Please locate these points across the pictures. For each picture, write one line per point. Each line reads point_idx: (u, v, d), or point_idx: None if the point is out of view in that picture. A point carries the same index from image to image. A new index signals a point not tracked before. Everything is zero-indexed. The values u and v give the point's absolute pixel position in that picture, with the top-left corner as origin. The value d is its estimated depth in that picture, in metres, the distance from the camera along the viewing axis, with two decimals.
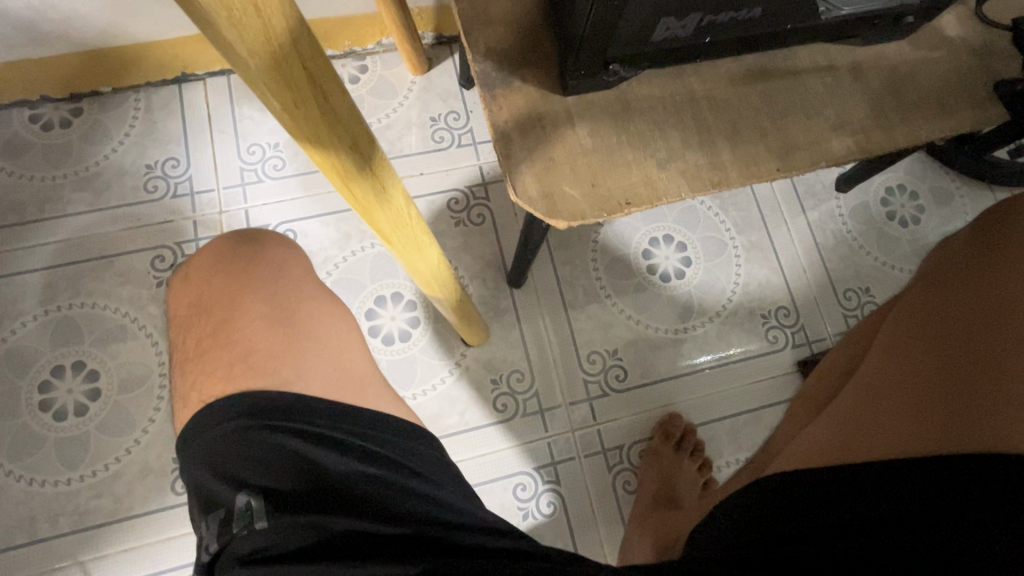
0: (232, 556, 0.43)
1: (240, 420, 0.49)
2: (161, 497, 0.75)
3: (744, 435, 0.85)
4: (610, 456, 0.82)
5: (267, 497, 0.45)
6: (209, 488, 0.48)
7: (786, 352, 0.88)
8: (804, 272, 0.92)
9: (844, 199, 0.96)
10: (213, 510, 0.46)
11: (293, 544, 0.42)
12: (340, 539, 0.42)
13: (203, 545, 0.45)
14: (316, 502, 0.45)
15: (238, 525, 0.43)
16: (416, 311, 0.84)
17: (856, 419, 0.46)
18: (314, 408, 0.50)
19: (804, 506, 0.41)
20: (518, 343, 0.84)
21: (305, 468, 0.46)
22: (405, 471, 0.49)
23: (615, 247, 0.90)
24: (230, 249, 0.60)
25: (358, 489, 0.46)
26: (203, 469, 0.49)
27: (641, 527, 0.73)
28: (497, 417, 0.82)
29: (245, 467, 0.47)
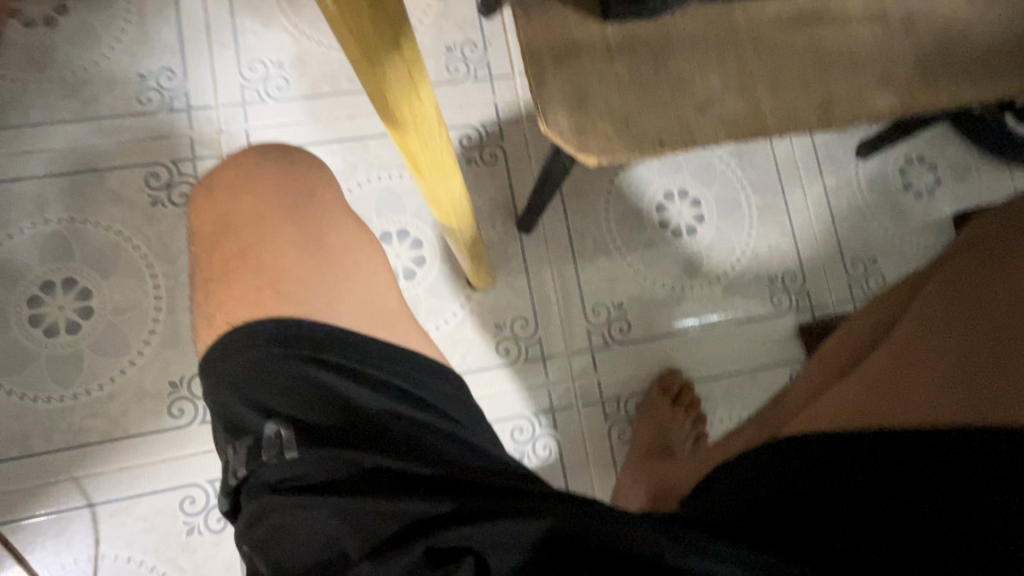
0: (263, 483, 0.44)
1: (268, 346, 0.49)
2: (157, 419, 0.74)
3: (739, 393, 0.86)
4: (607, 406, 0.83)
5: (296, 427, 0.46)
6: (233, 411, 0.48)
7: (789, 316, 0.88)
8: (815, 237, 0.91)
9: (863, 166, 0.94)
10: (239, 433, 0.47)
11: (324, 478, 0.43)
12: (370, 474, 0.43)
13: (230, 468, 0.47)
14: (345, 435, 0.45)
15: (267, 453, 0.45)
16: (421, 250, 0.82)
17: (878, 393, 0.48)
18: (339, 337, 0.50)
19: (822, 464, 0.43)
20: (524, 289, 0.83)
21: (334, 400, 0.47)
22: (427, 410, 0.48)
23: (629, 199, 0.88)
24: (261, 167, 0.57)
25: (388, 426, 0.46)
26: (223, 392, 0.49)
27: (634, 473, 0.75)
28: (498, 361, 0.81)
29: (274, 395, 0.47)
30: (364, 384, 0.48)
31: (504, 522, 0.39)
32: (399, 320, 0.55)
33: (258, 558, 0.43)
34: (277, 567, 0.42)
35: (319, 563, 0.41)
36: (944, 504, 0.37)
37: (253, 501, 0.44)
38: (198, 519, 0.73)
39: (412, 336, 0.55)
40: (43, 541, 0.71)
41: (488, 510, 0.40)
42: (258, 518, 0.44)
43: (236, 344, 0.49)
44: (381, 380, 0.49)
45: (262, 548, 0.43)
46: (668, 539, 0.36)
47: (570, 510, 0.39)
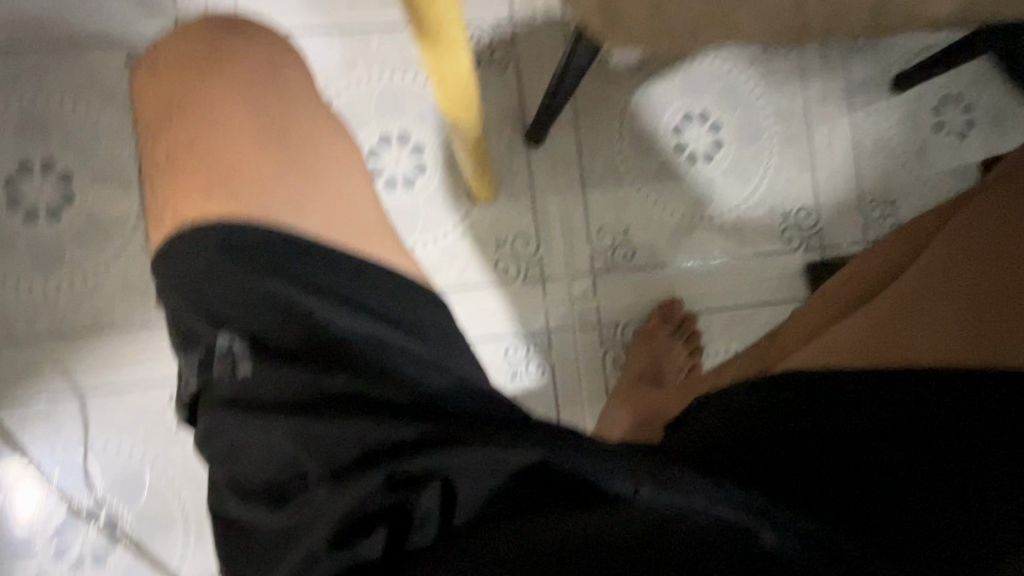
0: (218, 396, 0.43)
1: (220, 254, 0.45)
2: (143, 314, 0.72)
3: (738, 328, 0.85)
4: (604, 332, 0.82)
5: (249, 342, 0.43)
6: (185, 321, 0.46)
7: (798, 254, 0.86)
8: (835, 174, 0.87)
9: (896, 101, 0.89)
10: (192, 343, 0.45)
11: (278, 398, 0.42)
12: (329, 399, 0.41)
13: (187, 375, 0.45)
14: (305, 356, 0.43)
15: (219, 367, 0.43)
16: (422, 157, 0.77)
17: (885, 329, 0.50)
18: (296, 247, 0.46)
19: (814, 405, 0.43)
20: (527, 207, 0.79)
21: (288, 315, 0.44)
22: (387, 326, 0.44)
23: (645, 118, 0.82)
24: (235, 63, 0.52)
25: (351, 348, 0.43)
26: (175, 296, 0.46)
27: (626, 399, 0.74)
28: (496, 279, 0.79)
29: (227, 307, 0.44)
30: (322, 294, 0.44)
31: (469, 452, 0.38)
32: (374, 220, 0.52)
33: (214, 467, 0.43)
34: (232, 481, 0.42)
35: (275, 481, 0.41)
36: (933, 455, 0.39)
37: (206, 412, 0.43)
38: None
39: (387, 238, 0.52)
40: (30, 426, 0.71)
41: (447, 440, 0.39)
42: (213, 429, 0.43)
43: (191, 245, 0.46)
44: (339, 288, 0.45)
45: (216, 458, 0.43)
46: (634, 471, 0.36)
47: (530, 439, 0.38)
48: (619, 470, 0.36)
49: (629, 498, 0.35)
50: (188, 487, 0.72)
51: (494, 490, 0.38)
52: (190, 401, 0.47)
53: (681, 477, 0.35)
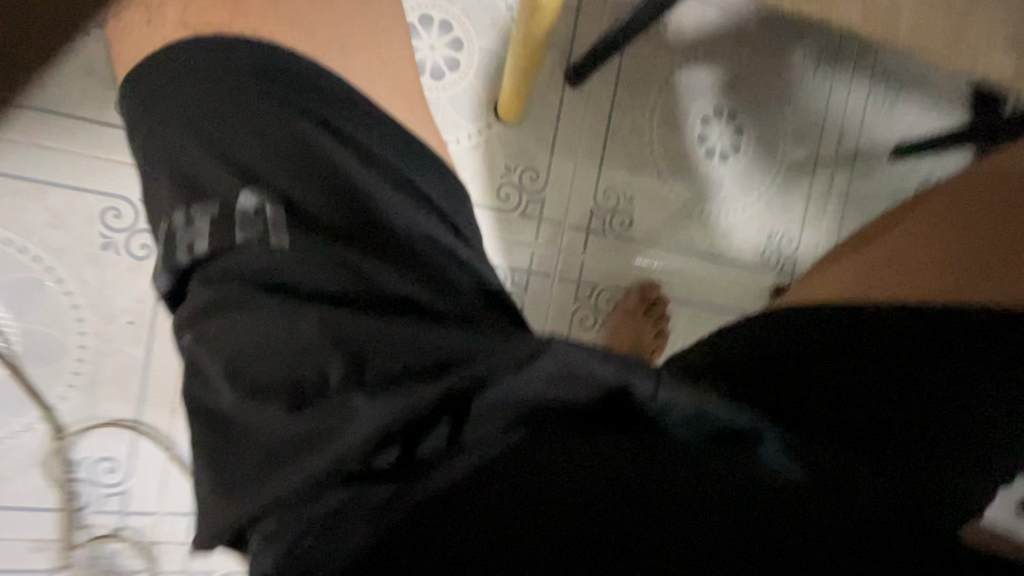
0: (228, 268, 0.35)
1: (253, 95, 0.40)
2: (98, 109, 0.62)
3: (700, 324, 0.88)
4: (581, 289, 0.81)
5: (283, 201, 0.37)
6: (190, 164, 0.39)
7: (770, 273, 0.90)
8: (822, 212, 0.93)
9: (890, 166, 0.96)
10: (201, 202, 0.37)
11: (309, 274, 0.34)
12: (367, 285, 0.34)
13: (183, 241, 0.37)
14: (338, 225, 0.37)
15: (244, 231, 0.35)
16: (458, 53, 0.72)
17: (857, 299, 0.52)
18: (333, 95, 0.42)
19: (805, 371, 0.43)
20: (547, 142, 0.77)
21: (330, 171, 0.38)
22: (424, 203, 0.40)
23: (680, 97, 0.83)
24: None
25: (388, 225, 0.38)
26: (183, 140, 0.39)
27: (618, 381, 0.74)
28: (495, 203, 0.76)
29: (252, 152, 0.38)
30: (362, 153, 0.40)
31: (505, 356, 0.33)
32: (410, 87, 0.49)
33: (205, 361, 0.33)
34: (229, 369, 0.32)
35: (287, 386, 0.31)
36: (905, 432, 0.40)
37: (211, 289, 0.35)
38: (118, 238, 0.63)
39: (417, 111, 0.49)
40: None
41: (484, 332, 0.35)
42: (209, 308, 0.34)
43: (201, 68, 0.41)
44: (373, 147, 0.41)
45: (207, 346, 0.33)
46: (656, 374, 0.34)
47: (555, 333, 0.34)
48: (640, 372, 0.33)
49: (650, 399, 0.33)
50: (94, 317, 0.63)
51: (546, 402, 0.32)
52: (180, 283, 0.37)
53: (680, 386, 0.35)
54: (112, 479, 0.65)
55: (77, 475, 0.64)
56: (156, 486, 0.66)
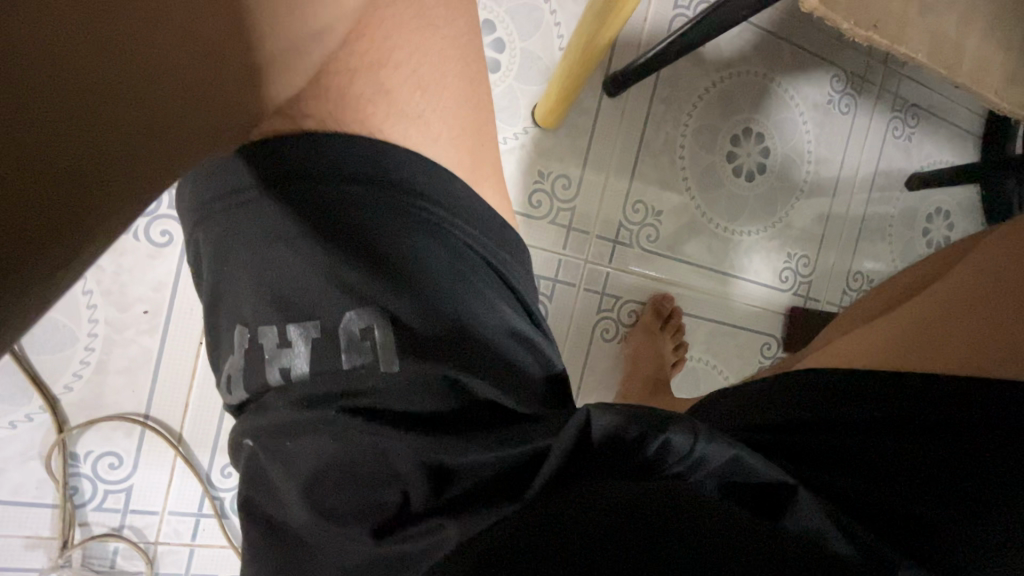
0: (290, 401, 0.36)
1: (323, 186, 0.37)
2: None
3: (716, 342, 0.88)
4: (604, 301, 0.80)
5: (384, 317, 0.36)
6: (245, 285, 0.38)
7: (787, 294, 0.91)
8: (838, 239, 0.94)
9: (905, 196, 0.98)
10: (301, 320, 0.36)
11: (411, 407, 0.36)
12: (428, 404, 0.36)
13: (275, 362, 0.36)
14: (401, 330, 0.36)
15: (350, 360, 0.36)
16: (501, 54, 0.71)
17: (913, 332, 0.43)
18: (405, 182, 0.39)
19: (822, 425, 0.39)
20: (581, 151, 0.76)
21: (420, 271, 0.38)
22: (501, 283, 0.41)
23: (713, 114, 0.83)
24: None
25: (445, 324, 0.37)
26: (268, 246, 0.37)
27: None
28: (525, 209, 0.74)
29: (298, 271, 0.37)
30: (449, 238, 0.39)
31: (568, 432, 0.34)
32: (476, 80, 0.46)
33: (280, 483, 0.35)
34: (309, 492, 0.34)
35: (368, 511, 0.33)
36: (923, 472, 0.36)
37: (279, 422, 0.36)
38: (139, 222, 0.60)
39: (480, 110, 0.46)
40: None
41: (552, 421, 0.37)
42: (285, 432, 0.35)
43: (260, 162, 0.38)
44: (455, 218, 0.40)
45: (281, 464, 0.35)
46: (695, 427, 0.35)
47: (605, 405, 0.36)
48: (675, 424, 0.35)
49: (686, 453, 0.34)
50: (108, 304, 0.60)
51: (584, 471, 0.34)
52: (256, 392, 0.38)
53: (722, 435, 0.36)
54: (116, 474, 0.61)
55: (79, 469, 0.60)
56: (162, 484, 0.63)
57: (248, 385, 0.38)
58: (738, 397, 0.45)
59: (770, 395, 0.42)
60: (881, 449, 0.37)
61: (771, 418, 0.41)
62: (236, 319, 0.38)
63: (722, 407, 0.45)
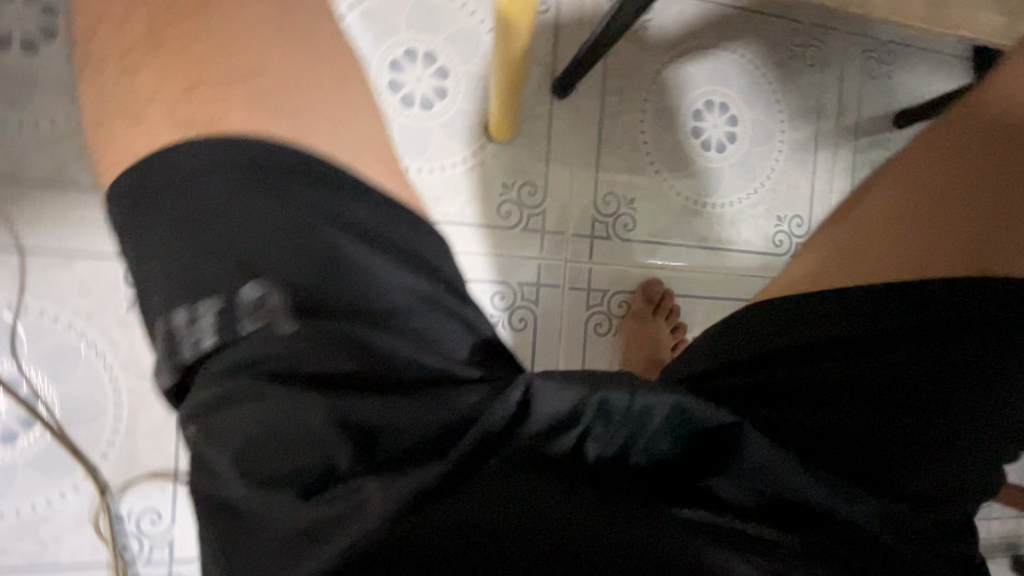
0: (206, 377, 0.34)
1: (216, 161, 0.36)
2: None
3: (717, 318, 0.86)
4: (592, 296, 0.81)
5: (286, 294, 0.34)
6: (151, 284, 0.36)
7: (785, 259, 0.88)
8: (830, 193, 0.91)
9: (896, 136, 0.93)
10: (204, 295, 0.34)
11: (321, 364, 0.33)
12: (338, 356, 0.33)
13: (186, 337, 0.34)
14: (306, 291, 0.35)
15: (252, 326, 0.34)
16: (445, 81, 0.74)
17: (848, 253, 0.48)
18: (303, 152, 0.38)
19: (780, 366, 0.40)
20: (542, 156, 0.78)
21: (326, 236, 0.35)
22: (429, 239, 0.39)
23: (669, 94, 0.82)
24: None
25: (353, 277, 0.35)
26: (173, 224, 0.35)
27: None
28: (495, 221, 0.76)
29: (194, 247, 0.35)
30: (365, 218, 0.38)
31: (507, 400, 0.33)
32: None
33: (210, 454, 0.32)
34: (236, 461, 0.31)
35: (291, 475, 0.30)
36: (880, 407, 0.38)
37: (201, 400, 0.33)
38: None
39: None
40: None
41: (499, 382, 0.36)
42: (208, 408, 0.33)
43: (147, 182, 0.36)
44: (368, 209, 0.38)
45: (212, 443, 0.32)
46: (634, 383, 0.35)
47: (545, 371, 0.35)
48: (614, 380, 0.35)
49: (626, 408, 0.34)
50: (128, 375, 0.66)
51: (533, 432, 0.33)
52: (187, 368, 0.35)
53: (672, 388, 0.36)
54: (160, 527, 0.67)
55: (125, 527, 0.66)
56: None
57: (170, 370, 0.35)
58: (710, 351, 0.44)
59: (740, 355, 0.42)
60: (839, 386, 0.39)
61: (735, 363, 0.42)
62: (152, 316, 0.36)
63: (687, 357, 0.47)
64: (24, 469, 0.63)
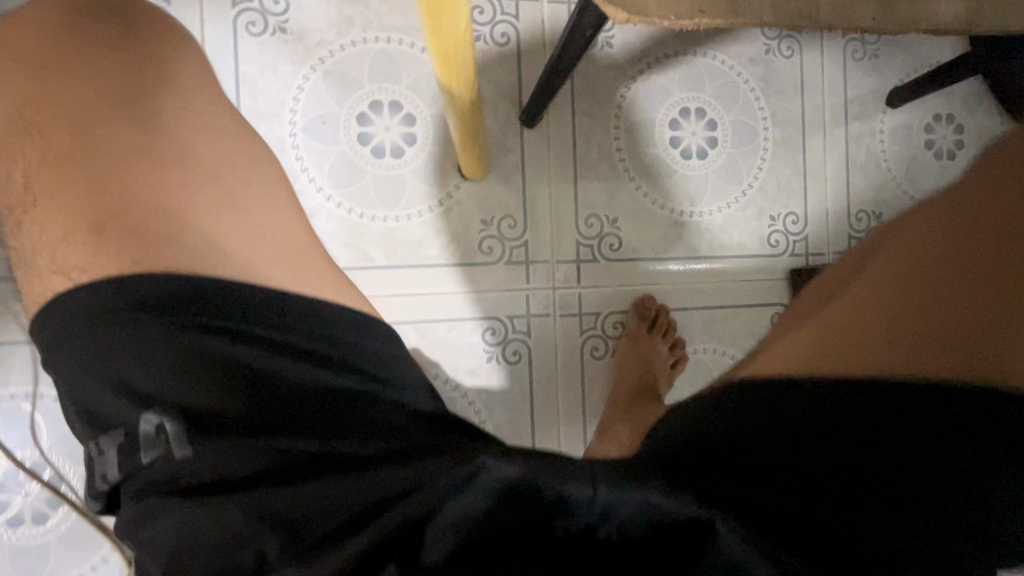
0: (145, 486, 0.38)
1: (154, 310, 0.42)
2: None
3: (718, 328, 0.84)
4: (585, 320, 0.80)
5: (180, 419, 0.39)
6: (92, 398, 0.40)
7: (783, 258, 0.86)
8: (824, 185, 0.87)
9: (891, 115, 0.89)
10: (147, 413, 0.39)
11: (244, 468, 0.37)
12: (259, 472, 0.37)
13: (142, 447, 0.38)
14: (227, 420, 0.39)
15: (149, 455, 0.38)
16: (413, 127, 0.75)
17: (852, 337, 0.43)
18: (231, 294, 0.44)
19: (741, 448, 0.39)
20: (517, 188, 0.78)
21: (239, 371, 0.41)
22: (338, 361, 0.44)
23: (641, 108, 0.81)
24: None
25: (270, 399, 0.40)
26: (119, 346, 0.40)
27: (624, 415, 0.73)
28: (477, 259, 0.77)
29: (140, 372, 0.40)
30: (287, 352, 0.43)
31: (472, 486, 0.36)
32: None
33: (147, 554, 0.37)
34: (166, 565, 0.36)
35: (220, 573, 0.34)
36: (872, 483, 0.36)
37: (138, 505, 0.38)
38: None
39: None
40: None
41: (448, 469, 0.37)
42: (142, 519, 0.37)
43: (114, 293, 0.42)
44: (288, 340, 0.43)
45: (145, 537, 0.37)
46: (594, 476, 0.36)
47: (504, 456, 0.38)
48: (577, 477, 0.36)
49: (602, 500, 0.35)
50: None
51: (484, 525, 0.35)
52: (132, 473, 0.38)
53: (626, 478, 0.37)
54: None
55: None
56: None
57: (114, 476, 0.39)
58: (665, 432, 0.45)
59: (687, 440, 0.41)
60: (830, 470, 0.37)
61: (695, 441, 0.40)
62: (102, 423, 0.40)
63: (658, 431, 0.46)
64: (57, 547, 0.67)
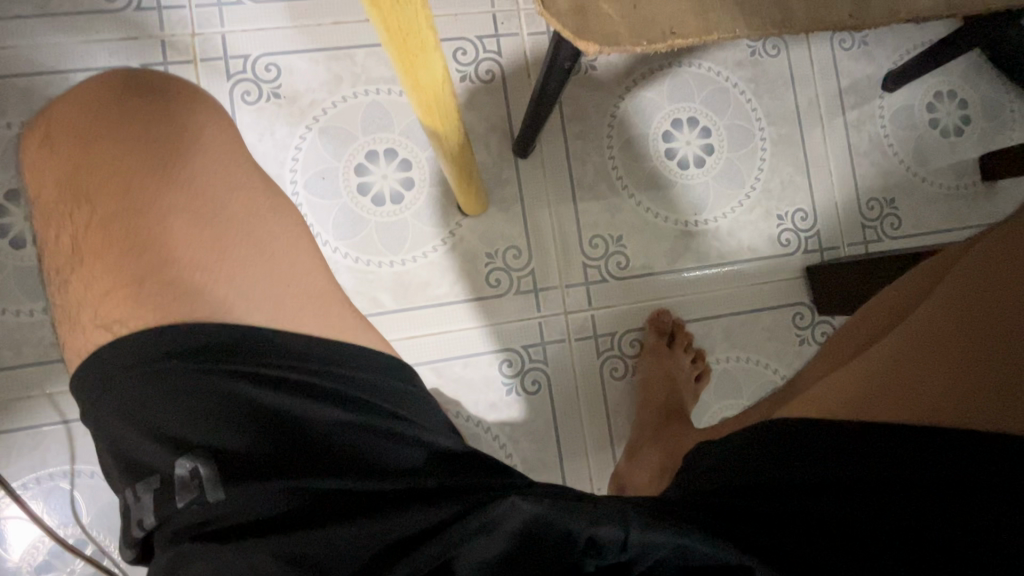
0: (176, 531, 0.38)
1: (186, 361, 0.42)
2: None
3: (738, 335, 0.82)
4: (601, 342, 0.79)
5: (214, 468, 0.39)
6: (129, 445, 0.41)
7: (797, 256, 0.84)
8: (830, 177, 0.86)
9: (889, 99, 0.87)
10: (185, 458, 0.39)
11: (272, 513, 0.38)
12: (290, 517, 0.38)
13: (178, 489, 0.38)
14: (262, 464, 0.39)
15: (184, 499, 0.38)
16: (409, 171, 0.76)
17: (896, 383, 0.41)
18: (264, 344, 0.44)
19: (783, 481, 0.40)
20: (518, 218, 0.78)
21: (279, 427, 0.40)
22: (390, 416, 0.44)
23: (633, 124, 0.82)
24: (209, 119, 0.52)
25: (301, 444, 0.40)
26: (152, 395, 0.41)
27: (653, 437, 0.71)
28: (486, 292, 0.77)
29: (176, 420, 0.40)
30: (321, 400, 0.42)
31: (496, 540, 0.36)
32: None
33: None
34: None
35: None
36: (904, 513, 0.35)
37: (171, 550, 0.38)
38: None
39: None
40: (20, 455, 0.69)
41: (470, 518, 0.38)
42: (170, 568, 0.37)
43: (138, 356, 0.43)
44: (321, 399, 0.42)
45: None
46: (625, 519, 0.36)
47: (531, 496, 0.38)
48: (608, 517, 0.36)
49: (622, 544, 0.35)
50: None
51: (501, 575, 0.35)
52: (165, 518, 0.39)
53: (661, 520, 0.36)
54: None
55: None
56: None
57: (150, 519, 0.39)
58: (698, 474, 0.47)
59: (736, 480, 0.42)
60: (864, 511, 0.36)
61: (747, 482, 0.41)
62: (140, 470, 0.40)
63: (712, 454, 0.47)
64: None
